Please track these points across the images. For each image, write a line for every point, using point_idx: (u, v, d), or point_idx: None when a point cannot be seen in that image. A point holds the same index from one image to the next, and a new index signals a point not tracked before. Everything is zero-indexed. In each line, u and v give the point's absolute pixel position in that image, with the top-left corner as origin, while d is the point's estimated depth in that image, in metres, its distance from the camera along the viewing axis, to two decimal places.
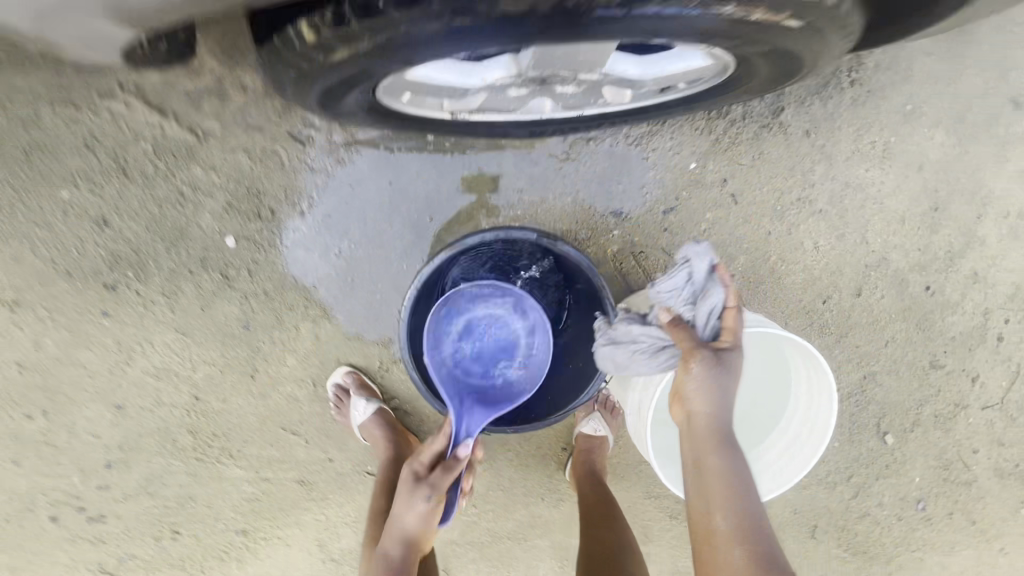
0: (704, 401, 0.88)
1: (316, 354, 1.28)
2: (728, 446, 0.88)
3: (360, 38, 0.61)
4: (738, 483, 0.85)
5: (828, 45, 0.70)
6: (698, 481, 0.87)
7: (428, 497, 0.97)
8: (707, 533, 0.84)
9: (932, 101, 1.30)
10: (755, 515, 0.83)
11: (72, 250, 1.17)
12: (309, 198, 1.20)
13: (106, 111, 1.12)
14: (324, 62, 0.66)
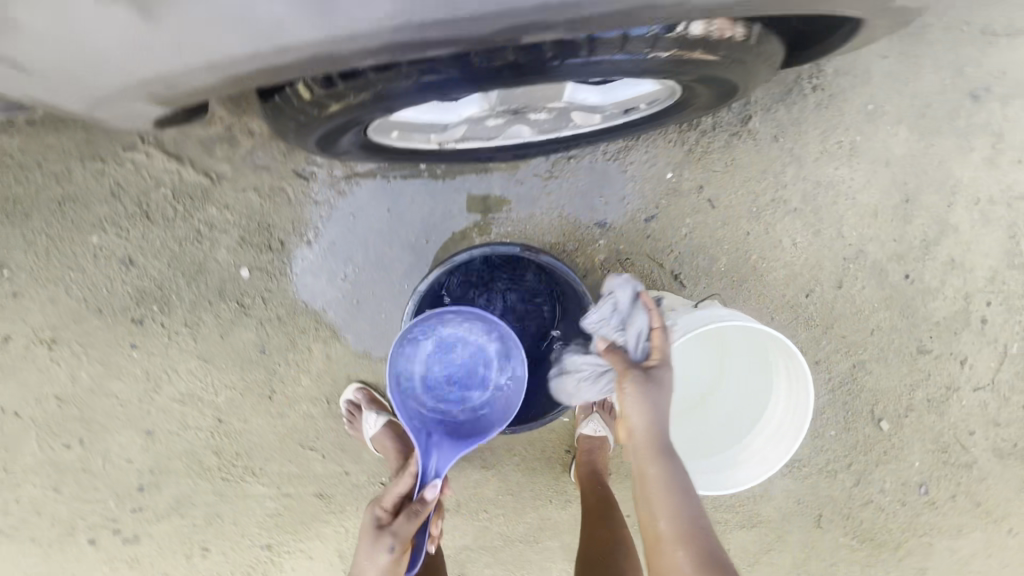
0: (640, 415, 0.93)
1: (328, 374, 1.37)
2: (668, 456, 0.93)
3: (348, 95, 0.71)
4: (679, 489, 0.91)
5: (756, 71, 0.79)
6: (643, 491, 0.93)
7: (390, 548, 0.96)
8: (654, 541, 0.90)
9: (893, 100, 1.38)
10: (696, 519, 0.89)
11: (102, 289, 1.29)
12: (314, 228, 1.30)
13: (130, 162, 1.24)
14: (319, 114, 0.76)
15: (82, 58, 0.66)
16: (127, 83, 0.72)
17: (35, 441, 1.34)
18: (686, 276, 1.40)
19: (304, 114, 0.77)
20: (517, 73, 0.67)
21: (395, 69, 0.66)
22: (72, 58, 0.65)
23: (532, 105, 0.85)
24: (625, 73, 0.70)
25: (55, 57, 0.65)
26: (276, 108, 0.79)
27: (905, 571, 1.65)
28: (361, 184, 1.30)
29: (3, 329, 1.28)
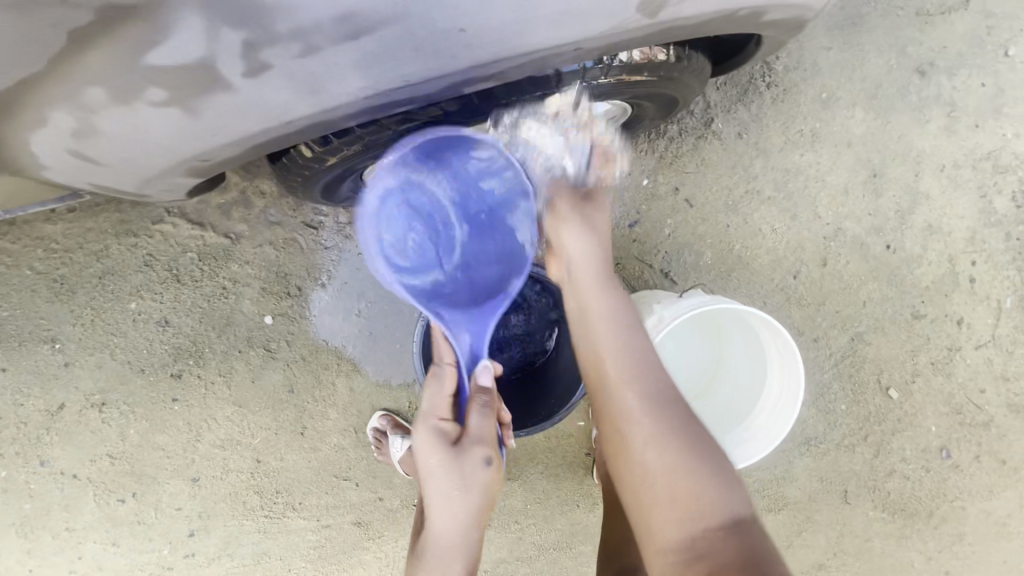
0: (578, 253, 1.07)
1: (353, 405, 1.46)
2: (605, 294, 1.06)
3: (342, 148, 0.84)
4: (619, 324, 1.03)
5: (684, 83, 0.91)
6: (596, 340, 1.03)
7: (483, 454, 0.95)
8: (606, 382, 0.99)
9: (844, 86, 1.48)
10: (643, 362, 0.99)
11: (144, 349, 1.41)
12: (327, 271, 1.42)
13: (159, 233, 1.38)
14: (320, 168, 0.89)
15: (144, 152, 0.79)
16: (174, 169, 0.85)
17: (94, 500, 1.44)
18: (676, 273, 1.48)
19: (307, 169, 0.90)
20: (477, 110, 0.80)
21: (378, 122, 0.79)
22: (126, 155, 0.79)
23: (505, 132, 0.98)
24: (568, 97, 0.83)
25: (126, 153, 0.79)
26: (283, 169, 0.91)
27: (943, 539, 1.65)
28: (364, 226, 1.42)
29: (59, 397, 1.41)
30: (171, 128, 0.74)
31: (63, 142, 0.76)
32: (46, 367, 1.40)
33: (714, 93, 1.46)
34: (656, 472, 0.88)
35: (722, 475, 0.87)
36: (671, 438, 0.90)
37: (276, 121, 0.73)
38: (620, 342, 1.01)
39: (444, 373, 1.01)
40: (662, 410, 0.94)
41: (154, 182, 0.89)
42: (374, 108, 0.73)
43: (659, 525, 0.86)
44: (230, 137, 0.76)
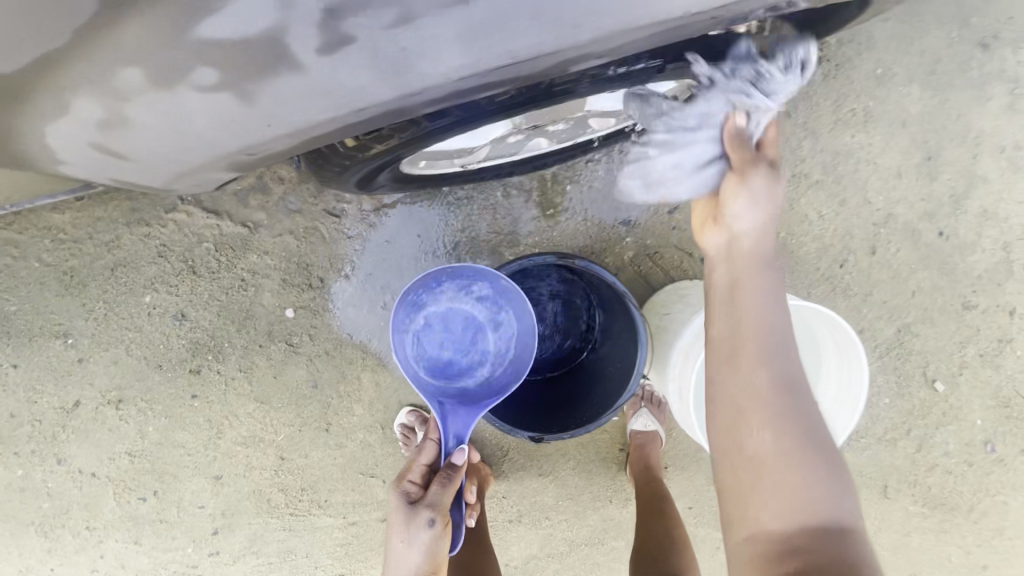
0: (741, 207, 0.85)
1: (380, 401, 1.41)
2: (765, 263, 0.84)
3: (392, 136, 0.75)
4: (772, 298, 0.81)
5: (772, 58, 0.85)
6: (733, 305, 0.82)
7: (432, 521, 0.93)
8: (734, 354, 0.79)
9: (901, 61, 1.38)
10: (789, 344, 0.79)
11: (161, 345, 1.35)
12: (351, 262, 1.35)
13: (172, 222, 1.31)
14: (362, 157, 0.80)
15: (182, 144, 0.71)
16: (209, 159, 0.76)
17: (114, 498, 1.40)
18: None
19: (348, 159, 0.81)
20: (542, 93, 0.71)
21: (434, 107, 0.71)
22: (160, 146, 0.72)
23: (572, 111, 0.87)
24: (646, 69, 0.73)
25: (157, 146, 0.72)
26: (319, 158, 0.83)
27: (982, 533, 1.61)
28: (389, 214, 1.34)
29: (74, 395, 1.35)
30: (214, 116, 0.66)
31: (86, 134, 0.69)
32: (60, 363, 1.34)
33: None
34: (774, 470, 0.73)
35: (847, 490, 0.73)
36: (799, 435, 0.74)
37: (325, 103, 0.65)
38: (769, 313, 0.80)
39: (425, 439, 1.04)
40: (800, 406, 0.76)
41: (187, 174, 0.81)
42: (430, 97, 0.65)
43: (759, 528, 0.73)
44: (287, 127, 0.68)
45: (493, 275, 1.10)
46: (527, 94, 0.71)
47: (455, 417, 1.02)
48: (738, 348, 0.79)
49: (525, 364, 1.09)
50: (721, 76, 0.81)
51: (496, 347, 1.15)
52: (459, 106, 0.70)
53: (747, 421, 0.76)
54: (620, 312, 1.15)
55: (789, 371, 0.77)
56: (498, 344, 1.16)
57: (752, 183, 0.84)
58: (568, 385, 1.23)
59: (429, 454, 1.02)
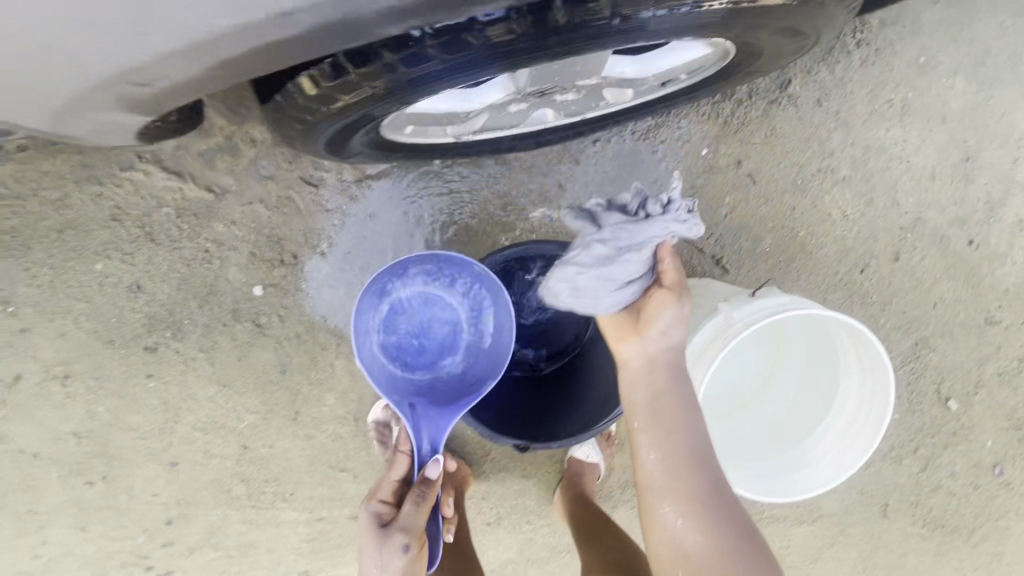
0: (660, 325, 0.90)
1: (354, 390, 1.29)
2: (680, 373, 0.91)
3: (360, 86, 0.64)
4: (689, 407, 0.89)
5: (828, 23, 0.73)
6: (650, 423, 0.89)
7: (405, 545, 0.86)
8: (653, 467, 0.88)
9: (948, 50, 1.25)
10: (707, 447, 0.89)
11: (112, 319, 1.22)
12: (327, 237, 1.22)
13: (128, 182, 1.16)
14: (327, 111, 0.69)
15: (22, 43, 0.58)
16: (112, 76, 0.64)
17: (58, 482, 1.28)
18: (729, 260, 1.29)
19: (310, 114, 0.70)
20: (550, 36, 0.60)
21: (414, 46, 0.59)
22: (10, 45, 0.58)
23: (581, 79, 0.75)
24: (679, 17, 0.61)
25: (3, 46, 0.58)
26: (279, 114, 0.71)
27: (980, 557, 1.54)
28: (373, 187, 1.21)
29: (14, 367, 1.23)
30: (63, 5, 0.53)
31: None
32: None
33: None
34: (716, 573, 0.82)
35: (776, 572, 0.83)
36: (730, 535, 0.83)
37: (265, 11, 0.54)
38: (688, 424, 0.88)
39: (394, 460, 0.98)
40: (717, 504, 0.85)
41: (91, 95, 0.69)
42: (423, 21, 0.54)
43: None
44: (165, 32, 0.56)
45: (468, 266, 1.00)
46: (532, 35, 0.59)
47: (430, 425, 0.94)
48: (657, 462, 0.88)
49: (503, 358, 1.02)
50: (659, 208, 0.88)
51: (469, 335, 1.06)
52: (444, 45, 0.59)
53: (683, 530, 0.85)
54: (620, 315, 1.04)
55: (704, 476, 0.86)
56: (471, 332, 1.06)
57: (665, 306, 0.91)
58: (556, 387, 1.13)
59: (401, 473, 0.97)
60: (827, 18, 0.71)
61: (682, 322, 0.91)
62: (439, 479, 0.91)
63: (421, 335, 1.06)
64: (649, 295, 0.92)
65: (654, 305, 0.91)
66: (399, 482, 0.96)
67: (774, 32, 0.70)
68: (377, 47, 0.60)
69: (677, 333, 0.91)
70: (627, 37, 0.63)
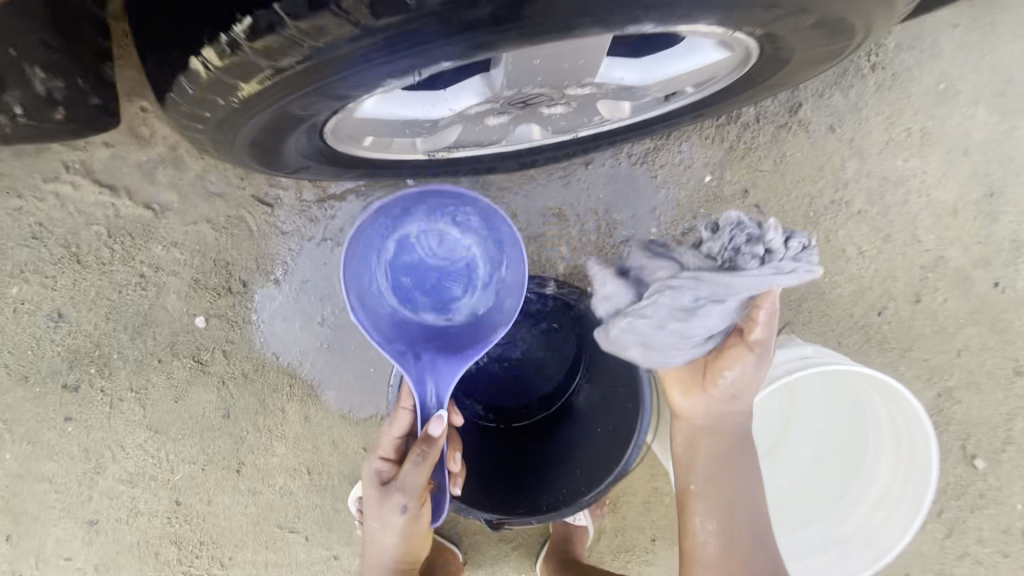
0: (731, 384, 0.79)
1: (308, 439, 1.13)
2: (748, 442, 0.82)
3: (259, 66, 0.48)
4: (755, 481, 0.80)
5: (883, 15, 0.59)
6: (711, 491, 0.79)
7: (404, 506, 0.73)
8: (714, 542, 0.77)
9: (969, 77, 1.15)
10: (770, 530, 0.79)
11: (28, 351, 1.06)
12: (282, 264, 1.07)
13: (52, 195, 1.01)
14: (229, 106, 0.53)
15: None
16: None
17: None
18: None
19: (209, 110, 0.54)
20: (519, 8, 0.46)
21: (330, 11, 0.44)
22: None
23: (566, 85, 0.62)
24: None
25: None
26: (174, 111, 0.56)
27: None
28: (336, 210, 1.07)
29: None
30: None
31: None
32: None
33: None
34: None
35: None
36: None
37: None
38: (754, 501, 0.79)
39: (399, 407, 0.79)
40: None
41: None
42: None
43: None
44: None
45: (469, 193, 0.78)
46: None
47: (440, 374, 0.75)
48: (718, 537, 0.77)
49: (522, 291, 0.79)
50: (755, 261, 0.70)
51: (486, 267, 0.83)
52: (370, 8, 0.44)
53: None
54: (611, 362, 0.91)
55: (767, 561, 0.76)
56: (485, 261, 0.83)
57: (735, 366, 0.78)
58: (537, 442, 0.99)
59: (405, 423, 0.78)
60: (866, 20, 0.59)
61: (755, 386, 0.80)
62: (441, 438, 0.71)
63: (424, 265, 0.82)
64: (723, 349, 0.79)
65: (725, 360, 0.79)
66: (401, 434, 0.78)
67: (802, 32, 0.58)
68: (278, 10, 0.45)
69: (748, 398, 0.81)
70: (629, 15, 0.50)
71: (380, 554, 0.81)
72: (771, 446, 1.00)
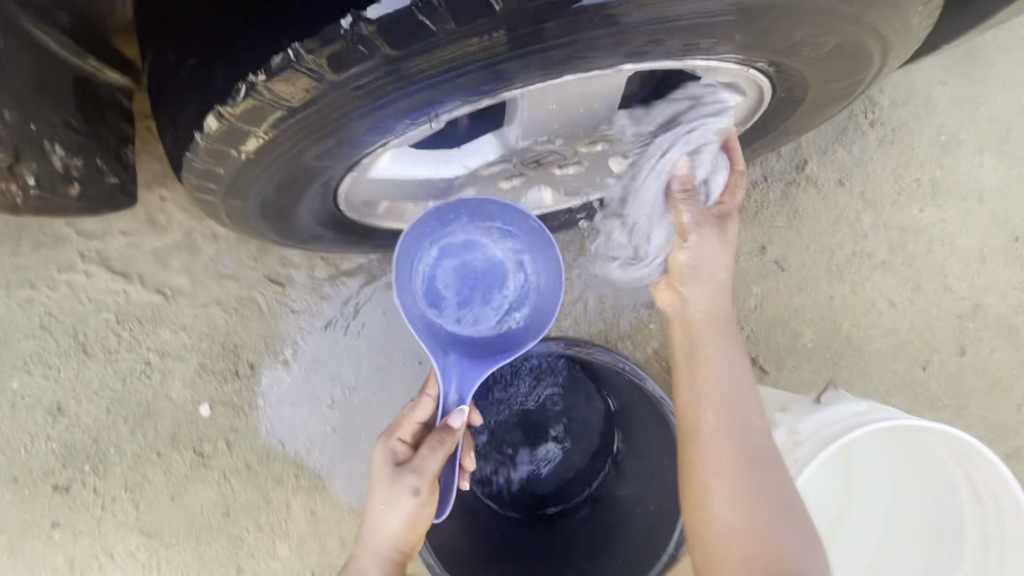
0: (693, 264, 0.70)
1: (315, 537, 1.02)
2: (731, 337, 0.70)
3: (272, 108, 0.47)
4: (740, 378, 0.68)
5: (903, 43, 0.57)
6: (684, 383, 0.69)
7: (416, 490, 0.62)
8: (704, 436, 0.65)
9: (969, 127, 1.16)
10: (760, 433, 0.65)
11: (20, 450, 1.00)
12: (292, 344, 1.04)
13: (64, 284, 1.00)
14: (244, 159, 0.51)
15: None
16: None
17: None
18: (766, 359, 1.10)
19: (222, 165, 0.53)
20: (541, 44, 0.44)
21: (338, 42, 0.43)
22: None
23: (581, 133, 0.62)
24: (720, 32, 0.47)
25: None
26: (186, 170, 0.54)
27: None
28: (349, 287, 1.04)
29: None
30: None
31: None
32: None
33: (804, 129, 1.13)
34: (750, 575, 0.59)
35: None
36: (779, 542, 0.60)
37: None
38: (735, 398, 0.66)
39: (421, 392, 0.70)
40: (763, 500, 0.62)
41: None
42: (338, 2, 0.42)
43: None
44: None
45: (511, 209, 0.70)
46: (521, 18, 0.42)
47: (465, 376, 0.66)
48: (707, 429, 0.65)
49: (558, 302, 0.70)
50: (647, 133, 0.70)
51: (517, 295, 0.75)
52: (386, 36, 0.42)
53: (708, 514, 0.62)
54: (651, 443, 0.84)
55: (763, 460, 0.64)
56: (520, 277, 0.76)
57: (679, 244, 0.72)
58: (569, 530, 0.88)
59: (427, 409, 0.68)
60: (885, 56, 0.57)
61: (720, 267, 0.70)
62: (462, 428, 0.63)
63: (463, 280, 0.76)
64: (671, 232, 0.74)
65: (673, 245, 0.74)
66: (422, 421, 0.68)
67: (817, 72, 0.57)
68: (293, 48, 0.44)
69: (721, 281, 0.70)
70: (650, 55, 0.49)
71: (359, 561, 0.65)
72: (833, 518, 0.88)
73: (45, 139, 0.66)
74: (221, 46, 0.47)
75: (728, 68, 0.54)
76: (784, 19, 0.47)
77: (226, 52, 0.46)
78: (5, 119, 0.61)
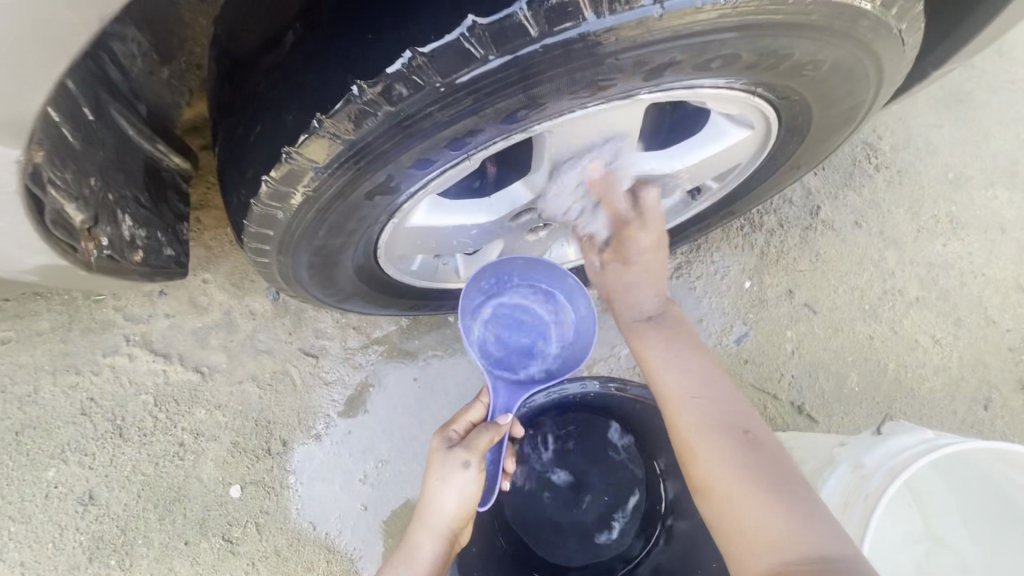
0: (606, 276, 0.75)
1: None
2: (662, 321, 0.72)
3: (334, 141, 0.50)
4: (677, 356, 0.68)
5: (899, 63, 0.61)
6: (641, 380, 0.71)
7: (465, 465, 0.65)
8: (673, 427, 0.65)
9: (975, 164, 1.19)
10: (707, 400, 0.65)
11: (48, 544, 0.97)
12: (325, 417, 1.03)
13: (108, 369, 1.03)
14: (297, 203, 0.54)
15: None
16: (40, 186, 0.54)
17: None
18: (813, 407, 1.05)
19: (282, 208, 0.55)
20: (570, 75, 0.49)
21: (394, 78, 0.47)
22: None
23: (605, 173, 0.66)
24: (729, 52, 0.51)
25: None
26: (249, 218, 0.57)
27: None
28: (380, 356, 1.05)
29: None
30: None
31: None
32: None
33: (812, 177, 1.17)
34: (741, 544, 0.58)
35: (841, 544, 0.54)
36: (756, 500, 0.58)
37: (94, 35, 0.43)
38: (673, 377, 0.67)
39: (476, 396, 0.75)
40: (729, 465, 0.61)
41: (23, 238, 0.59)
42: (396, 48, 0.47)
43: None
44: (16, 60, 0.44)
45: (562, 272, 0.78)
46: (552, 46, 0.46)
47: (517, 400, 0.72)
48: (673, 419, 0.65)
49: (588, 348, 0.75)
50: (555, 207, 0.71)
51: (559, 351, 0.79)
52: (436, 64, 0.46)
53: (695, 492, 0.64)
54: None
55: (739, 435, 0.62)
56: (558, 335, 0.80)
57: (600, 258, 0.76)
58: None
59: (480, 411, 0.72)
60: (880, 78, 0.62)
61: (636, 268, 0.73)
62: (507, 426, 0.68)
63: (510, 326, 0.80)
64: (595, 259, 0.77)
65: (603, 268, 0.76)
66: (475, 419, 0.72)
67: (820, 97, 0.61)
68: (357, 84, 0.48)
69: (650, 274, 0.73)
70: (662, 82, 0.53)
71: (413, 538, 0.68)
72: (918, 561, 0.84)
73: (118, 208, 0.69)
74: (283, 102, 0.52)
75: (749, 87, 0.58)
76: (790, 35, 0.51)
77: (295, 107, 0.51)
78: (93, 186, 0.63)
